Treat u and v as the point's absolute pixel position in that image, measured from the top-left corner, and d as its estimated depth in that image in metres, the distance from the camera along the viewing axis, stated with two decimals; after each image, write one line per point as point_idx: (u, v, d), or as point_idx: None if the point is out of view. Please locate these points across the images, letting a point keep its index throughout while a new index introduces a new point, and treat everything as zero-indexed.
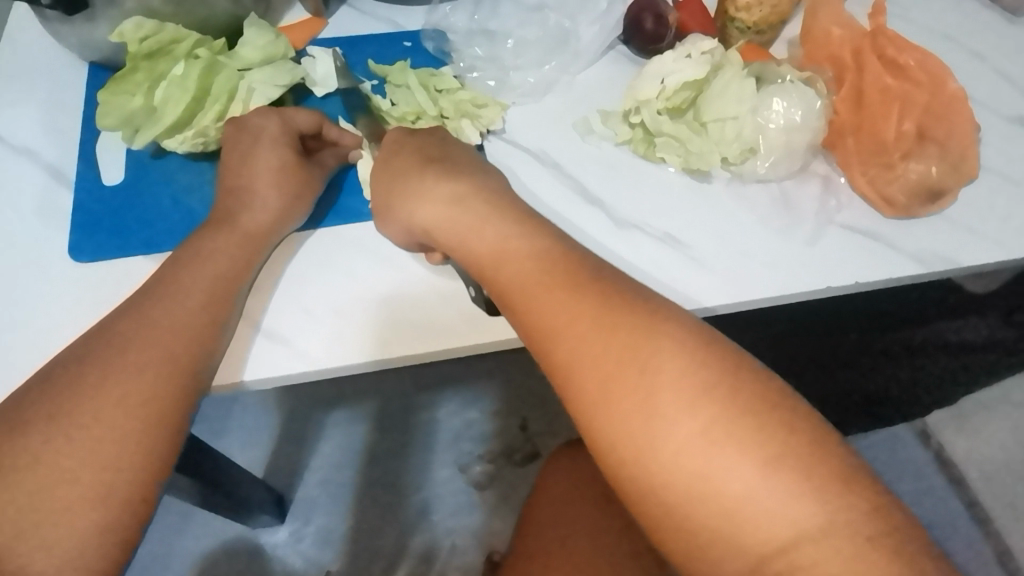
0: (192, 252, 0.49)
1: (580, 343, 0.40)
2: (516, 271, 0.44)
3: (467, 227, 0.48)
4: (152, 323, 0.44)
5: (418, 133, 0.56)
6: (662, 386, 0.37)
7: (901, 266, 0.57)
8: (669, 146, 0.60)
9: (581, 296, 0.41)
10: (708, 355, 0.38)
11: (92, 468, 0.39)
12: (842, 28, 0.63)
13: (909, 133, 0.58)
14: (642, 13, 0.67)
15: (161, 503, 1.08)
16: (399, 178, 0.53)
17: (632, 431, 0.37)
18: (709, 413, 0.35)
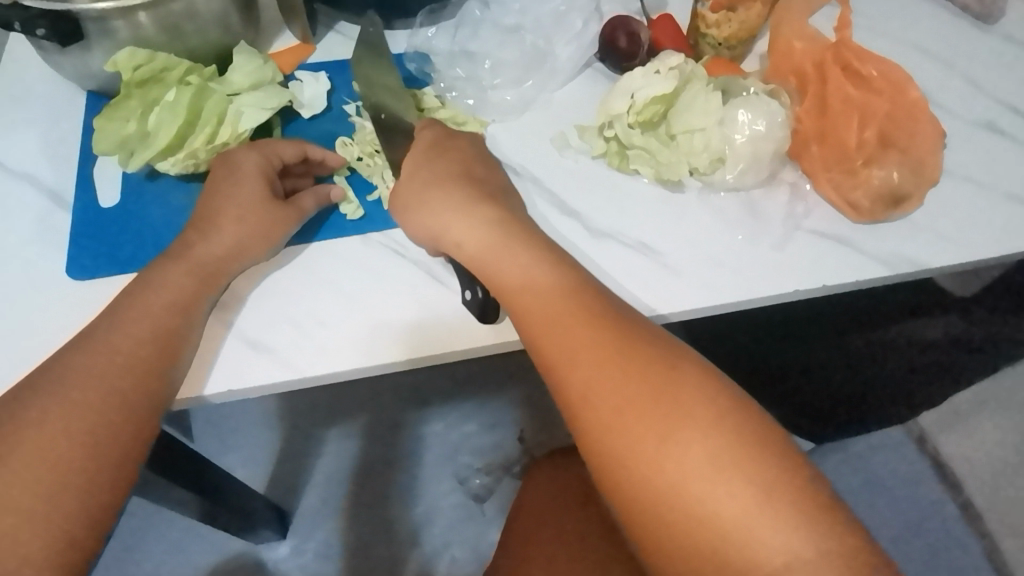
0: (152, 276, 0.51)
1: (625, 402, 0.41)
2: (554, 322, 0.46)
3: (512, 275, 0.50)
4: (103, 353, 0.47)
5: (450, 142, 0.60)
6: (707, 449, 0.38)
7: (867, 269, 0.59)
8: (641, 158, 0.63)
9: (630, 357, 0.43)
10: (748, 423, 0.40)
11: (50, 484, 0.41)
12: (804, 42, 0.66)
13: (871, 140, 0.61)
14: (615, 32, 0.70)
15: (164, 520, 1.10)
16: (430, 187, 0.56)
17: (673, 489, 0.38)
18: (748, 474, 0.37)
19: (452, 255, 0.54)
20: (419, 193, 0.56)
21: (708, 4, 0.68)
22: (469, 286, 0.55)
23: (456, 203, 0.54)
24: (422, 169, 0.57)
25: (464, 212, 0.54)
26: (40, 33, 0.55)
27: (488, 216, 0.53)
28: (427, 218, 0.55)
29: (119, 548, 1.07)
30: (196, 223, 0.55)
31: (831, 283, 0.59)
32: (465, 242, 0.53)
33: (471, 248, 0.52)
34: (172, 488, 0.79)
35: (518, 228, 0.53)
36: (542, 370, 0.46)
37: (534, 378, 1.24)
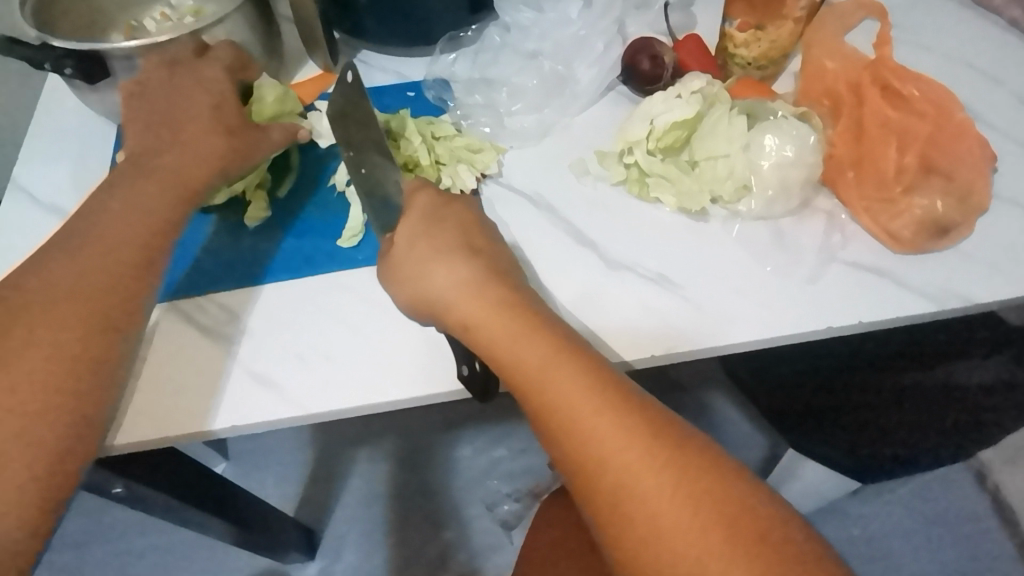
0: (117, 222, 0.51)
1: (663, 512, 0.38)
2: (560, 386, 0.42)
3: (531, 364, 0.44)
4: (81, 274, 0.48)
5: (454, 204, 0.55)
6: (755, 570, 0.35)
7: (910, 303, 0.55)
8: (662, 186, 0.60)
9: (665, 459, 0.39)
10: (790, 533, 0.37)
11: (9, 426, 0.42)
12: (836, 62, 0.62)
13: (911, 166, 0.57)
14: (637, 56, 0.68)
15: (195, 538, 1.11)
16: (434, 261, 0.51)
17: (685, 573, 0.36)
18: (763, 562, 0.35)
19: (458, 335, 0.49)
20: (419, 264, 0.51)
21: (736, 23, 0.66)
22: (465, 359, 0.51)
23: (461, 280, 0.49)
24: (421, 237, 0.52)
25: (471, 292, 0.49)
26: (68, 72, 0.58)
27: (499, 295, 0.49)
28: (430, 295, 0.50)
29: (152, 565, 1.08)
30: (149, 167, 0.55)
31: (868, 319, 0.54)
32: (474, 326, 0.47)
33: (481, 333, 0.47)
34: (198, 511, 0.79)
35: (534, 314, 0.47)
36: (543, 435, 0.43)
37: None
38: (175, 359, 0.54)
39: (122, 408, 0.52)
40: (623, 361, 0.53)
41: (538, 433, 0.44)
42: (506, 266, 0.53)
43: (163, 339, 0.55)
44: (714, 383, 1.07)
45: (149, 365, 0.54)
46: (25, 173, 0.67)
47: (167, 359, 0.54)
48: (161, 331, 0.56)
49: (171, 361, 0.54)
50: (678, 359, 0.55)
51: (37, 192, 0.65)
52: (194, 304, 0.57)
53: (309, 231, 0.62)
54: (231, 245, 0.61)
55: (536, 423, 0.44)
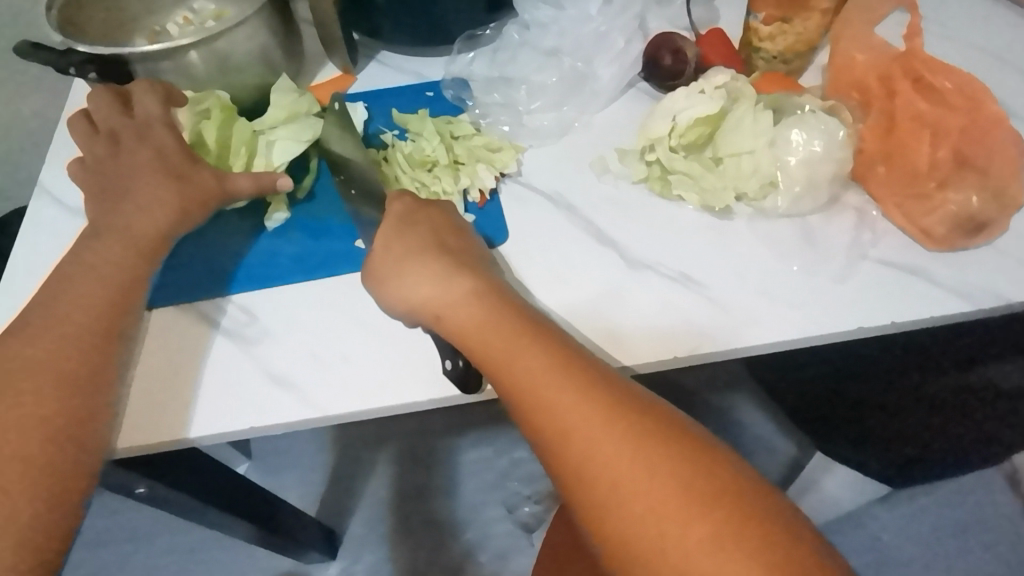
0: (110, 238, 0.52)
1: (621, 482, 0.38)
2: (525, 368, 0.43)
3: (498, 348, 0.45)
4: (41, 340, 0.46)
5: (429, 206, 0.56)
6: (708, 526, 0.35)
7: (944, 303, 0.53)
8: (684, 184, 0.59)
9: (623, 427, 0.39)
10: (745, 491, 0.37)
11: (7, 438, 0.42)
12: (867, 53, 0.60)
13: (945, 160, 0.55)
14: (659, 51, 0.67)
15: (219, 538, 1.12)
16: (408, 257, 0.51)
17: (644, 536, 0.36)
18: (719, 521, 0.36)
19: (431, 327, 0.50)
20: (396, 263, 0.51)
21: (761, 17, 0.64)
22: (451, 354, 0.50)
23: (434, 270, 0.50)
24: (396, 240, 0.53)
25: (441, 282, 0.49)
26: (93, 75, 0.61)
27: (470, 285, 0.49)
28: (404, 290, 0.50)
29: (176, 563, 1.10)
30: (113, 223, 0.53)
31: (900, 319, 0.52)
32: (446, 317, 0.48)
33: (452, 320, 0.48)
34: (220, 511, 0.80)
35: (505, 300, 0.48)
36: (513, 415, 0.44)
37: None
38: (193, 361, 0.54)
39: (142, 419, 0.52)
40: (645, 362, 0.52)
41: (509, 412, 0.44)
42: (480, 263, 0.52)
43: (183, 341, 0.56)
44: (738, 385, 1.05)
45: (170, 367, 0.54)
46: (52, 177, 0.68)
47: (184, 361, 0.54)
48: (182, 334, 0.56)
49: (189, 362, 0.54)
50: (701, 360, 0.53)
51: (63, 195, 0.66)
52: (215, 305, 0.58)
53: (328, 232, 0.61)
54: (251, 247, 0.61)
55: (507, 403, 0.44)
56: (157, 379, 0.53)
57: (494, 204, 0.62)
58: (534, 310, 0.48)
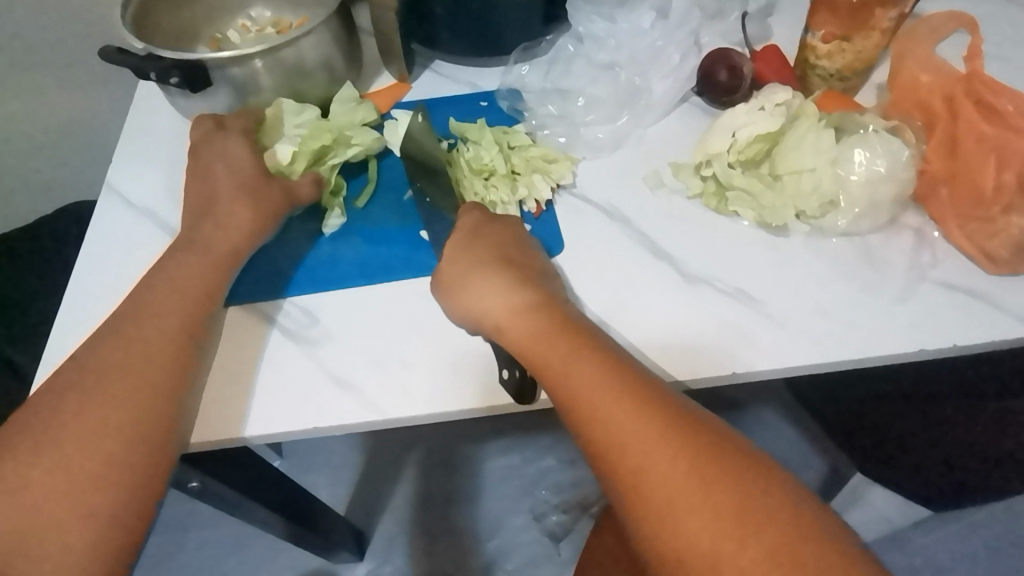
0: (186, 259, 0.55)
1: (676, 493, 0.38)
2: (583, 378, 0.44)
3: (555, 360, 0.45)
4: (128, 344, 0.49)
5: (495, 222, 0.57)
6: (767, 544, 0.36)
7: (1007, 327, 0.52)
8: (741, 200, 0.59)
9: (681, 442, 0.40)
10: (802, 508, 0.37)
11: (98, 451, 0.44)
12: (930, 74, 0.60)
13: (1010, 185, 0.54)
14: (715, 66, 0.67)
15: (250, 532, 1.14)
16: (473, 270, 0.52)
17: (697, 548, 0.36)
18: (773, 538, 0.36)
19: (489, 336, 0.51)
20: (460, 274, 0.53)
21: (820, 34, 0.64)
22: (508, 364, 0.52)
23: (497, 283, 0.51)
24: (461, 252, 0.54)
25: (505, 293, 0.50)
26: (173, 81, 0.61)
27: (530, 298, 0.50)
28: (468, 300, 0.51)
29: (208, 555, 1.12)
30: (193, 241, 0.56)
31: (963, 342, 0.52)
32: (507, 327, 0.49)
33: (509, 330, 0.49)
34: (261, 507, 0.81)
35: (560, 314, 0.49)
36: (568, 423, 0.44)
37: None
38: (253, 363, 0.56)
39: (206, 418, 0.53)
40: (704, 377, 0.52)
41: (563, 421, 0.45)
42: (540, 276, 0.53)
43: (245, 341, 0.57)
44: (774, 402, 1.04)
45: (226, 369, 0.55)
46: (119, 176, 0.70)
47: (242, 361, 0.56)
48: (244, 333, 0.57)
49: (248, 363, 0.56)
50: (757, 377, 0.53)
51: (130, 194, 0.68)
52: (277, 307, 0.59)
53: (389, 238, 0.63)
54: (314, 250, 0.62)
55: (560, 413, 0.45)
56: (215, 377, 0.55)
57: (550, 214, 0.63)
58: (592, 325, 0.49)
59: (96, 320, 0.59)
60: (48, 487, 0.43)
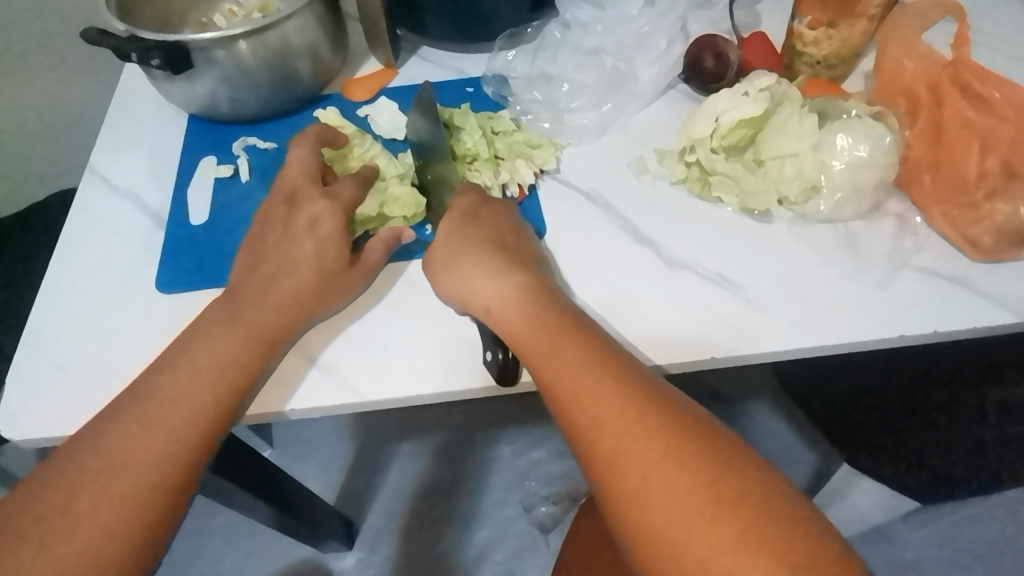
0: (234, 316, 0.51)
1: (650, 471, 0.38)
2: (567, 358, 0.45)
3: (540, 341, 0.47)
4: (191, 373, 0.47)
5: (492, 202, 0.58)
6: (737, 522, 0.35)
7: (989, 313, 0.52)
8: (724, 185, 0.59)
9: (658, 420, 0.40)
10: (774, 493, 0.37)
11: (119, 498, 0.42)
12: (914, 61, 0.60)
13: (994, 170, 0.54)
14: (702, 52, 0.66)
15: (238, 521, 1.14)
16: (464, 251, 0.54)
17: (669, 525, 0.36)
18: (743, 516, 0.35)
19: (479, 318, 0.52)
20: (454, 256, 0.54)
21: (807, 21, 0.64)
22: (492, 346, 0.52)
23: (489, 267, 0.52)
24: (456, 231, 0.56)
25: (495, 275, 0.51)
26: (155, 63, 0.60)
27: (522, 282, 0.51)
28: (458, 281, 0.53)
29: (195, 543, 1.12)
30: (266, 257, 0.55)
31: (943, 329, 0.52)
32: (494, 308, 0.50)
33: (501, 313, 0.50)
34: (245, 494, 0.81)
35: (551, 300, 0.50)
36: (551, 405, 0.45)
37: None
38: (137, 351, 0.55)
39: None
40: (685, 361, 0.52)
41: (547, 403, 0.45)
42: (533, 261, 0.54)
43: (137, 329, 0.57)
44: (763, 394, 1.04)
45: (114, 357, 0.55)
46: (101, 160, 0.70)
47: (129, 351, 0.55)
48: (128, 321, 0.57)
49: (131, 352, 0.55)
50: (740, 361, 0.53)
51: (113, 176, 0.68)
52: None
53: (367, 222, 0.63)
54: None
55: (545, 395, 0.45)
56: None
57: (532, 199, 0.63)
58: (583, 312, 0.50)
59: (72, 302, 0.59)
60: (88, 510, 0.41)
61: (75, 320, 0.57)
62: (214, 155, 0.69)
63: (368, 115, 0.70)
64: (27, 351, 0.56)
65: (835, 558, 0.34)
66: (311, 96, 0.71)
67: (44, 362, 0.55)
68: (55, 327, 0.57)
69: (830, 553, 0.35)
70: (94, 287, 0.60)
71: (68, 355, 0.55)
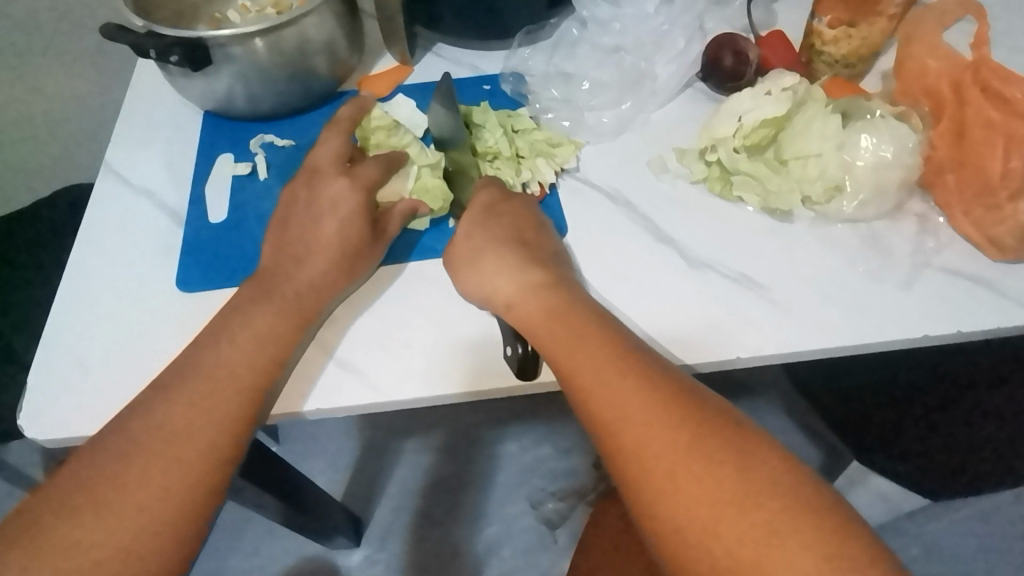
0: (267, 292, 0.52)
1: (677, 462, 0.38)
2: (588, 350, 0.44)
3: (560, 333, 0.46)
4: (234, 342, 0.48)
5: (512, 199, 0.58)
6: (764, 513, 0.35)
7: (1011, 314, 0.52)
8: (747, 185, 0.59)
9: (682, 413, 0.40)
10: (800, 483, 0.37)
11: (170, 459, 0.42)
12: (938, 61, 0.60)
13: (1017, 171, 0.53)
14: (721, 51, 0.66)
15: (245, 518, 1.13)
16: (483, 249, 0.54)
17: (697, 516, 0.36)
18: (772, 507, 0.35)
19: (501, 315, 0.51)
20: (473, 253, 0.54)
21: (826, 20, 0.64)
22: (511, 341, 0.52)
23: (509, 264, 0.52)
24: (477, 228, 0.55)
25: (514, 271, 0.51)
26: (174, 59, 0.59)
27: (542, 278, 0.51)
28: (479, 277, 0.53)
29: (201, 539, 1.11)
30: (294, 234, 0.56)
31: (966, 329, 0.52)
32: (515, 305, 0.50)
33: (520, 307, 0.50)
34: (256, 491, 0.81)
35: (570, 298, 0.49)
36: (571, 400, 0.44)
37: None
38: (158, 350, 0.55)
39: None
40: (714, 361, 0.52)
41: (567, 398, 0.45)
42: (555, 259, 0.54)
43: (157, 328, 0.56)
44: (771, 392, 1.05)
45: (136, 357, 0.54)
46: (117, 156, 0.69)
47: (151, 350, 0.55)
48: (148, 320, 0.57)
49: (153, 351, 0.55)
50: (765, 361, 0.53)
51: (129, 173, 0.68)
52: None
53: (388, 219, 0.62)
54: None
55: (564, 389, 0.45)
56: None
57: (554, 197, 0.63)
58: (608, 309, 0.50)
59: (92, 301, 0.58)
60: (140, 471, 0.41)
61: (96, 318, 0.57)
62: (230, 152, 0.68)
63: (384, 113, 0.70)
64: (49, 350, 0.55)
65: (867, 552, 0.34)
66: (327, 93, 0.71)
67: (65, 361, 0.55)
68: (77, 325, 0.57)
69: (866, 548, 0.34)
70: (113, 286, 0.59)
71: (89, 354, 0.55)
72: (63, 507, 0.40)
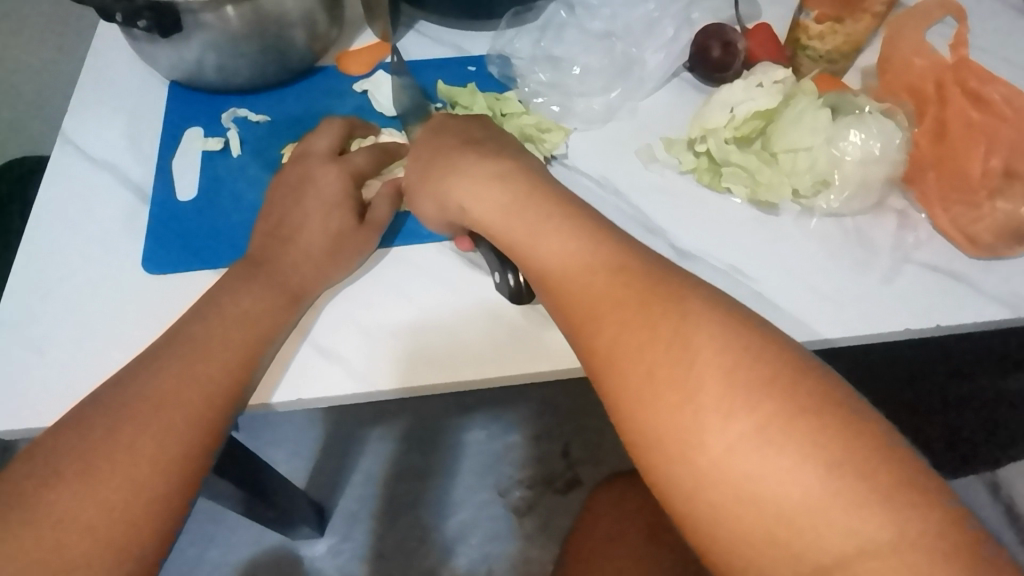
0: (258, 270, 0.51)
1: (658, 366, 0.37)
2: (559, 256, 0.44)
3: (522, 234, 0.46)
4: (222, 320, 0.48)
5: (461, 117, 0.58)
6: (754, 416, 0.34)
7: (987, 309, 0.54)
8: (736, 176, 0.59)
9: (662, 315, 0.38)
10: (800, 386, 0.34)
11: (156, 435, 0.41)
12: (923, 59, 0.61)
13: (997, 170, 0.56)
14: (709, 41, 0.66)
15: (202, 509, 1.09)
16: (439, 160, 0.53)
17: (678, 425, 0.35)
18: (765, 410, 0.34)
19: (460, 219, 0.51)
20: (428, 168, 0.54)
21: (814, 15, 0.64)
22: (504, 270, 0.52)
23: (461, 167, 0.51)
24: (426, 145, 0.56)
25: (468, 169, 0.51)
26: (142, 25, 0.55)
27: (495, 171, 0.50)
28: (437, 185, 0.52)
29: None
30: (278, 215, 0.54)
31: (946, 322, 0.53)
32: (468, 204, 0.50)
33: (475, 205, 0.49)
34: (219, 481, 0.78)
35: (526, 181, 0.49)
36: (554, 314, 0.43)
37: (576, 393, 1.20)
38: (122, 335, 0.51)
39: None
40: None
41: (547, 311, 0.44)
42: (520, 153, 0.53)
43: (122, 311, 0.53)
44: None
45: (99, 342, 0.51)
46: (74, 127, 0.64)
47: (114, 335, 0.51)
48: (110, 303, 0.53)
49: (116, 337, 0.51)
50: None
51: (87, 144, 0.63)
52: None
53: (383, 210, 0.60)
54: None
55: (543, 302, 0.44)
56: None
57: None
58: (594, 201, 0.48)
59: (48, 281, 0.54)
60: (125, 444, 0.40)
61: (53, 300, 0.53)
62: (201, 126, 0.64)
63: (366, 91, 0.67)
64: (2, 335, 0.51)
65: (864, 456, 0.32)
66: (306, 68, 0.68)
67: (20, 346, 0.51)
68: (33, 307, 0.53)
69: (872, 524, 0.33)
70: (71, 264, 0.55)
71: (47, 339, 0.51)
72: (39, 478, 0.38)
